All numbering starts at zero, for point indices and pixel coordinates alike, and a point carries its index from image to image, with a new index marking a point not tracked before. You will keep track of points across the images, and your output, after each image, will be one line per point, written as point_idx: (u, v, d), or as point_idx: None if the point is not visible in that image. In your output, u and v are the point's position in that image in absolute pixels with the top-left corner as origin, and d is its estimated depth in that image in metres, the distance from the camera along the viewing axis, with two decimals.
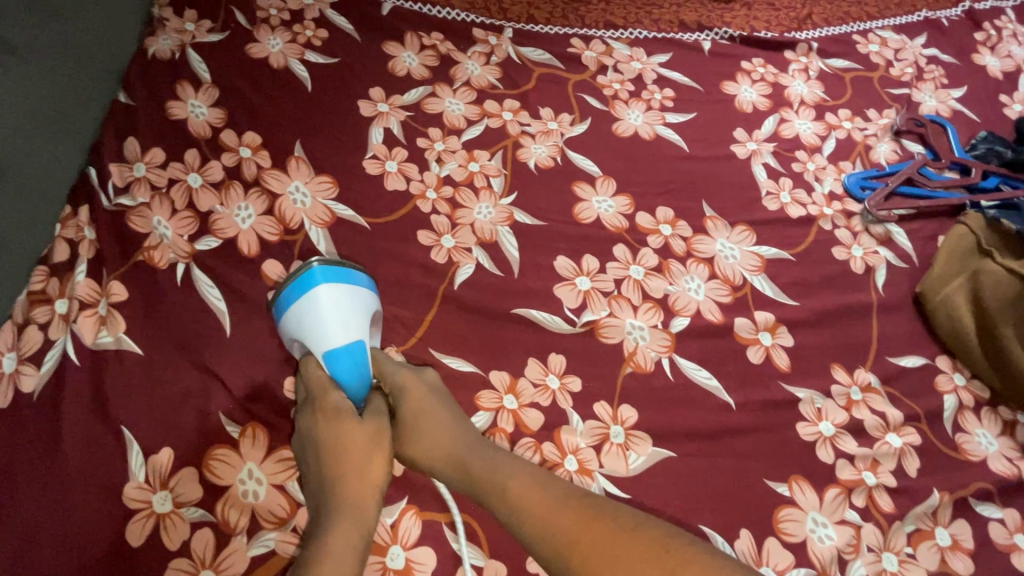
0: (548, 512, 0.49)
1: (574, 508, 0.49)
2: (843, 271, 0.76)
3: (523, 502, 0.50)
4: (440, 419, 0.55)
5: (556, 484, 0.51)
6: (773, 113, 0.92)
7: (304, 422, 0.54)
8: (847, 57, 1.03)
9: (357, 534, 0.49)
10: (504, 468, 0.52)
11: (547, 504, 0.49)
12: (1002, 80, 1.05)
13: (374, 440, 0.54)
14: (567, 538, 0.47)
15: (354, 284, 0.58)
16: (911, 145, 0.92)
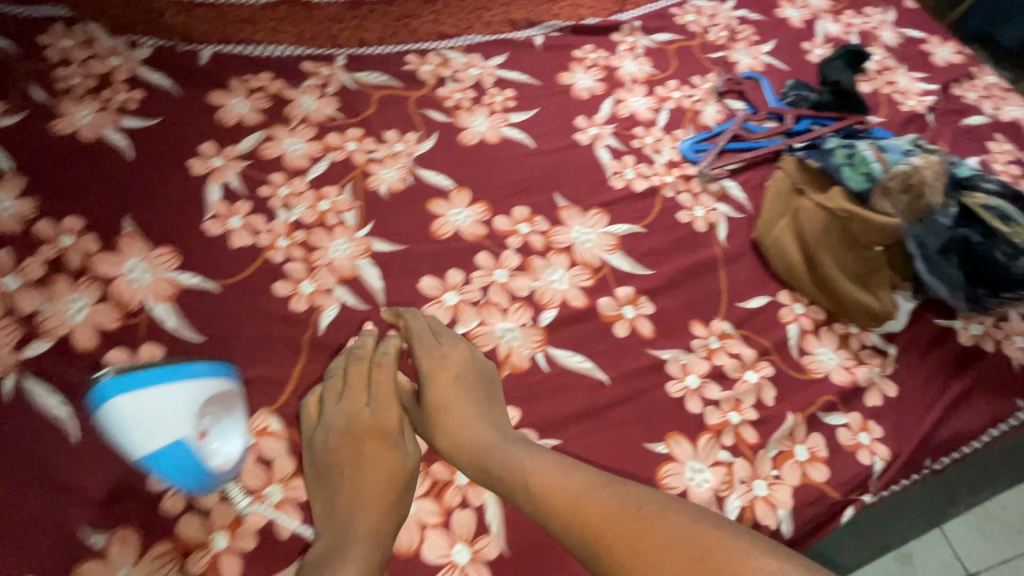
0: (579, 506, 0.49)
1: (608, 499, 0.49)
2: (688, 233, 0.82)
3: (544, 494, 0.51)
4: (461, 412, 0.60)
5: (583, 478, 0.51)
6: (609, 95, 0.98)
7: (331, 426, 0.59)
8: (669, 30, 1.10)
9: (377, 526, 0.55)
10: (526, 457, 0.54)
11: (574, 496, 0.50)
12: (803, 28, 1.17)
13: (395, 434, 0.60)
14: (593, 525, 0.47)
15: (151, 381, 0.53)
16: (734, 103, 1.01)
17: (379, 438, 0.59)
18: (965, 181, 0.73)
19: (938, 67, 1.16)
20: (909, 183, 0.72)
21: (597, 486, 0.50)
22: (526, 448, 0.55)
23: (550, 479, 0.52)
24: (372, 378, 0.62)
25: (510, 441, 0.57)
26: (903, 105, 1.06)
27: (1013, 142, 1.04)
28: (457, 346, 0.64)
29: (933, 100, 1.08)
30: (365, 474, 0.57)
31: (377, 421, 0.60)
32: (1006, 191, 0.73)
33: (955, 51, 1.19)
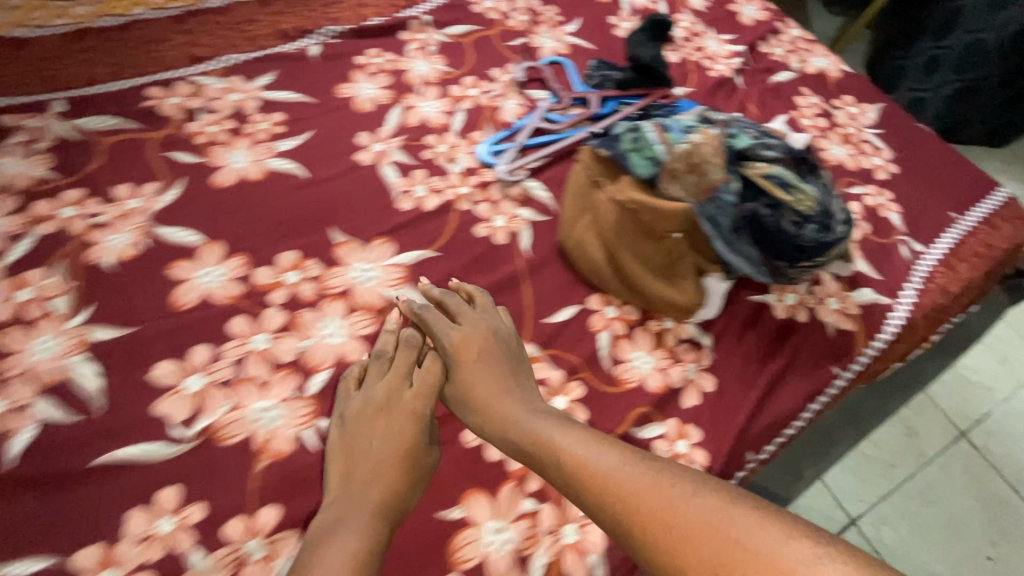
0: (607, 484, 0.48)
1: (640, 475, 0.47)
2: (486, 249, 0.75)
3: (574, 472, 0.50)
4: (489, 389, 0.59)
5: (619, 456, 0.50)
6: (396, 103, 0.88)
7: (354, 411, 0.58)
8: (464, 21, 1.02)
9: (378, 515, 0.52)
10: (558, 434, 0.54)
11: (603, 471, 0.49)
12: (609, 2, 1.11)
13: (410, 420, 0.58)
14: (624, 498, 0.46)
15: None
16: (536, 92, 0.93)
17: (391, 424, 0.58)
18: (747, 150, 0.69)
19: (745, 26, 1.14)
20: (691, 161, 0.68)
21: (629, 460, 0.49)
22: (557, 425, 0.55)
23: (580, 454, 0.51)
24: (397, 356, 0.63)
25: (538, 417, 0.56)
26: (712, 71, 1.03)
27: (818, 95, 1.04)
28: (488, 321, 0.65)
29: (740, 62, 1.06)
30: (374, 460, 0.56)
31: (395, 407, 0.59)
32: (787, 155, 0.70)
33: (760, 8, 1.19)
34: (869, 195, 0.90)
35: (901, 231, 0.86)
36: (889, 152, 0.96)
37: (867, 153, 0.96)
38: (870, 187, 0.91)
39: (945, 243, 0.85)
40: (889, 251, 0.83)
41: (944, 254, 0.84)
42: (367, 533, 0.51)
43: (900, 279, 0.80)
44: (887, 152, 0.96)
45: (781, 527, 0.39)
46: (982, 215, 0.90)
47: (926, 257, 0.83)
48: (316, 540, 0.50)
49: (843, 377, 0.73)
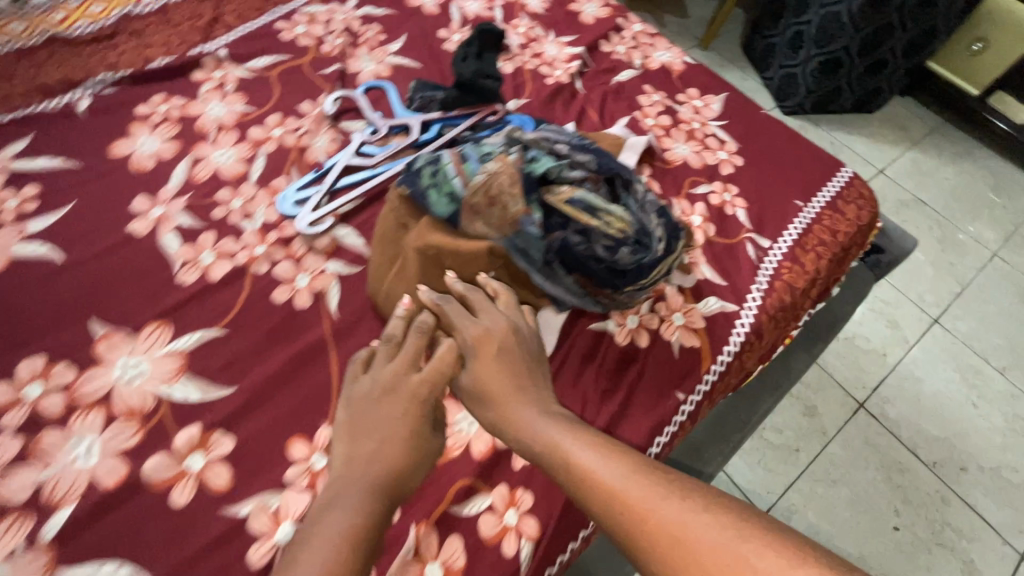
0: (613, 491, 0.46)
1: (654, 489, 0.45)
2: (286, 317, 0.66)
3: (580, 483, 0.48)
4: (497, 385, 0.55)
5: (628, 464, 0.48)
6: (184, 156, 0.77)
7: (359, 402, 0.55)
8: (271, 51, 0.92)
9: (367, 504, 0.48)
10: (569, 439, 0.51)
11: (612, 483, 0.46)
12: (438, 14, 1.04)
13: (405, 415, 0.54)
14: (634, 509, 0.44)
15: None
16: (352, 125, 0.84)
17: (396, 414, 0.54)
18: (551, 174, 0.63)
19: (586, 25, 1.09)
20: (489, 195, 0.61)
21: (639, 473, 0.47)
22: (568, 431, 0.52)
23: (588, 462, 0.48)
24: (407, 341, 0.59)
25: (548, 421, 0.53)
26: (549, 78, 0.97)
27: (662, 91, 1.00)
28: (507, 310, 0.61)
29: (580, 64, 1.00)
30: (376, 449, 0.52)
31: (403, 394, 0.55)
32: (594, 176, 0.65)
33: (602, 4, 1.14)
34: (714, 193, 0.86)
35: (748, 228, 0.83)
36: (733, 144, 0.93)
37: (712, 149, 0.92)
38: (715, 184, 0.87)
39: (791, 234, 0.83)
40: (735, 252, 0.80)
41: (790, 247, 0.81)
42: (359, 522, 0.47)
43: (747, 282, 0.76)
44: (731, 143, 0.93)
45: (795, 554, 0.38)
46: (827, 199, 0.88)
47: (772, 254, 0.80)
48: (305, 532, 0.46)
49: (692, 401, 0.69)
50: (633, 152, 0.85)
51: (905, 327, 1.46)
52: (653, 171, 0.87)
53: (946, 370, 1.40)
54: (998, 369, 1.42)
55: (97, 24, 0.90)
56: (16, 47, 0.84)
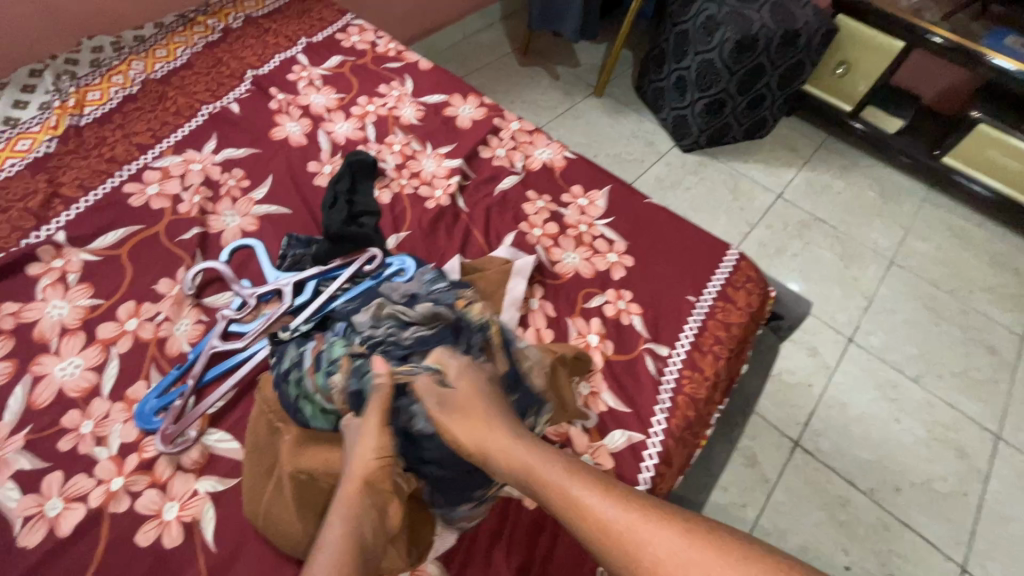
0: (628, 542, 0.44)
1: (656, 528, 0.44)
2: (153, 563, 0.59)
3: (578, 519, 0.46)
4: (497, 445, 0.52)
5: (643, 509, 0.46)
6: (20, 377, 0.69)
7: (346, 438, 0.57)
8: (120, 223, 0.84)
9: (347, 528, 0.50)
10: (574, 484, 0.48)
11: (618, 524, 0.45)
12: (306, 144, 1.00)
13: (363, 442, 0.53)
14: (642, 554, 0.43)
15: None
16: (217, 299, 0.79)
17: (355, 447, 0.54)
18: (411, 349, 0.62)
19: (463, 131, 1.08)
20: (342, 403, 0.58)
21: (647, 518, 0.45)
22: (571, 476, 0.49)
23: (592, 503, 0.47)
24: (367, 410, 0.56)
25: (546, 459, 0.50)
26: (429, 201, 0.95)
27: (546, 193, 0.99)
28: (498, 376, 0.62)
29: (460, 179, 0.99)
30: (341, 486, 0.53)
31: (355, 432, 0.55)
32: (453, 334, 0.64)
33: (478, 103, 1.13)
34: (609, 303, 0.85)
35: (645, 337, 0.82)
36: (622, 242, 0.93)
37: (601, 252, 0.92)
38: (608, 293, 0.86)
39: (688, 337, 0.83)
40: (637, 369, 0.79)
41: (688, 352, 0.81)
42: (341, 546, 0.48)
43: (650, 404, 0.76)
44: (620, 243, 0.93)
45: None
46: (718, 289, 0.89)
47: (671, 363, 0.80)
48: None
49: None
50: (521, 278, 0.83)
51: (825, 352, 1.52)
52: (544, 290, 0.86)
53: (868, 389, 1.46)
54: (913, 378, 1.50)
55: None
56: None
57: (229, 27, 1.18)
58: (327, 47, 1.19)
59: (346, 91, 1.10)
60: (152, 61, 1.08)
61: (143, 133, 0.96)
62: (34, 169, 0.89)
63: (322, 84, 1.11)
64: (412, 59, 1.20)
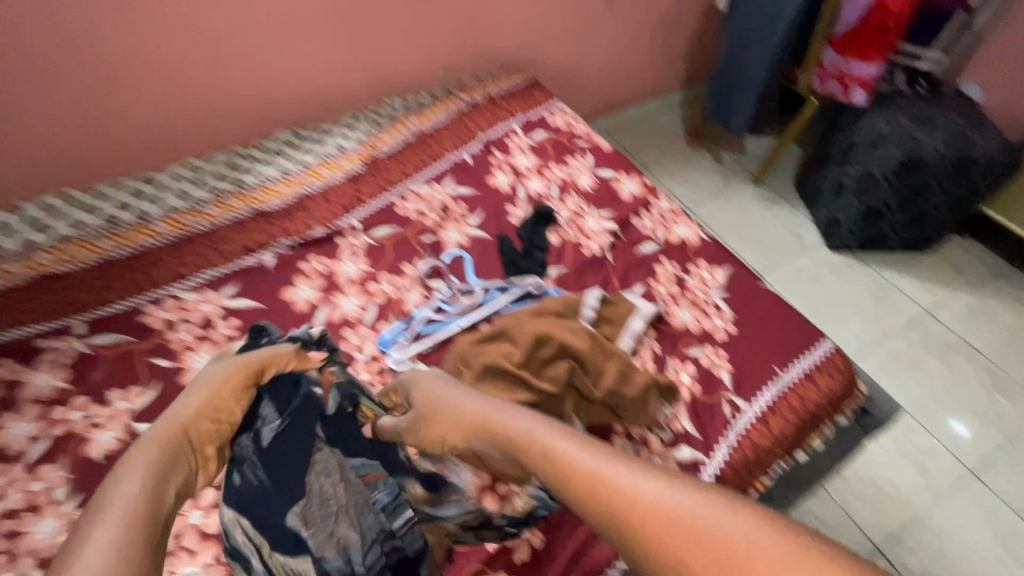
0: (614, 500, 0.60)
1: (662, 498, 0.58)
2: None
3: (592, 498, 0.62)
4: (541, 459, 0.70)
5: (641, 480, 0.61)
6: (324, 302, 1.15)
7: (141, 449, 0.72)
8: (389, 223, 1.32)
9: (147, 485, 0.67)
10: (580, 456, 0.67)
11: (620, 490, 0.61)
12: (508, 192, 1.41)
13: (172, 439, 0.74)
14: (625, 511, 0.59)
15: None
16: (435, 284, 1.20)
17: (166, 438, 0.74)
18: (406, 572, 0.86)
19: (622, 201, 1.40)
20: (149, 447, 0.73)
21: (656, 489, 0.60)
22: (579, 447, 0.68)
23: (583, 463, 0.66)
24: (164, 430, 0.75)
25: (547, 429, 0.73)
26: (585, 249, 1.28)
27: (677, 261, 1.26)
28: (461, 409, 0.83)
29: (611, 238, 1.30)
30: (123, 483, 0.66)
31: (144, 448, 0.73)
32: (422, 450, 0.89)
33: (639, 182, 1.45)
34: (705, 355, 1.09)
35: (728, 389, 1.03)
36: (729, 312, 1.16)
37: (710, 316, 1.16)
38: (706, 347, 1.10)
39: (765, 398, 1.02)
40: (715, 410, 1.01)
41: (761, 410, 1.01)
42: (121, 536, 0.59)
43: (716, 437, 0.97)
44: (727, 312, 1.16)
45: (756, 537, 0.53)
46: (804, 369, 1.06)
47: (744, 414, 1.00)
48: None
49: None
50: (640, 319, 1.11)
51: (937, 476, 1.49)
52: (655, 333, 1.12)
53: (978, 528, 1.41)
54: None
55: (283, 201, 1.36)
56: (235, 217, 1.32)
57: (474, 101, 1.67)
58: (537, 123, 1.62)
59: (543, 159, 1.51)
60: (422, 119, 1.60)
61: (410, 169, 1.46)
62: (348, 180, 1.42)
63: (528, 151, 1.53)
64: (596, 141, 1.58)
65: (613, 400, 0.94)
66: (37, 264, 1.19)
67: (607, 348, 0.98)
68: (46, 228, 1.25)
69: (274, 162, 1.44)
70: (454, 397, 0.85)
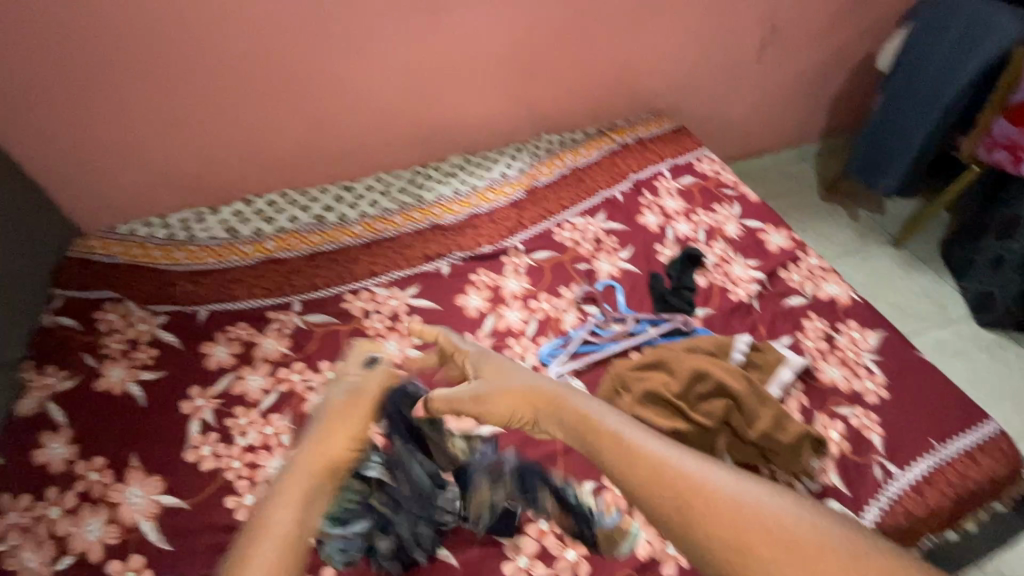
0: (699, 501, 0.62)
1: (751, 513, 0.59)
2: None
3: (676, 497, 0.63)
4: (601, 437, 0.71)
5: (729, 492, 0.62)
6: (492, 312, 1.31)
7: (307, 456, 0.74)
8: (548, 248, 1.46)
9: (300, 509, 0.68)
10: (658, 455, 0.67)
11: (709, 499, 0.61)
12: (657, 232, 1.50)
13: (325, 460, 0.73)
14: (711, 517, 0.60)
15: None
16: (589, 308, 1.32)
17: (321, 456, 0.74)
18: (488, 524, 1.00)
19: (770, 253, 1.44)
20: (312, 460, 0.73)
21: (739, 502, 0.61)
22: (652, 446, 0.68)
23: (666, 463, 0.66)
24: (330, 442, 0.75)
25: (618, 424, 0.72)
26: (732, 294, 1.34)
27: (826, 318, 1.28)
28: (519, 383, 0.81)
29: (758, 287, 1.35)
30: (287, 497, 0.69)
31: (310, 456, 0.74)
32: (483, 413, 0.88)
33: (787, 236, 1.49)
34: (855, 416, 1.10)
35: (879, 452, 1.05)
36: (882, 376, 1.17)
37: (860, 376, 1.17)
38: (857, 408, 1.12)
39: (920, 468, 1.03)
40: (866, 471, 1.03)
41: (916, 479, 1.02)
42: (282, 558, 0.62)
43: (867, 496, 1.00)
44: (880, 376, 1.17)
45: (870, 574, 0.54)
46: (966, 445, 1.05)
47: (897, 480, 1.02)
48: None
49: None
50: (790, 369, 1.15)
51: None
52: (803, 386, 1.15)
53: None
54: None
55: (456, 217, 1.56)
56: (416, 227, 1.53)
57: (625, 142, 1.79)
58: (684, 168, 1.70)
59: (691, 203, 1.58)
60: (576, 155, 1.74)
61: (565, 200, 1.60)
62: (512, 206, 1.59)
63: (676, 195, 1.61)
64: (743, 191, 1.63)
65: (768, 443, 0.99)
66: (264, 249, 1.45)
67: (761, 394, 1.05)
68: (272, 218, 1.52)
69: (448, 182, 1.65)
70: (506, 369, 0.84)
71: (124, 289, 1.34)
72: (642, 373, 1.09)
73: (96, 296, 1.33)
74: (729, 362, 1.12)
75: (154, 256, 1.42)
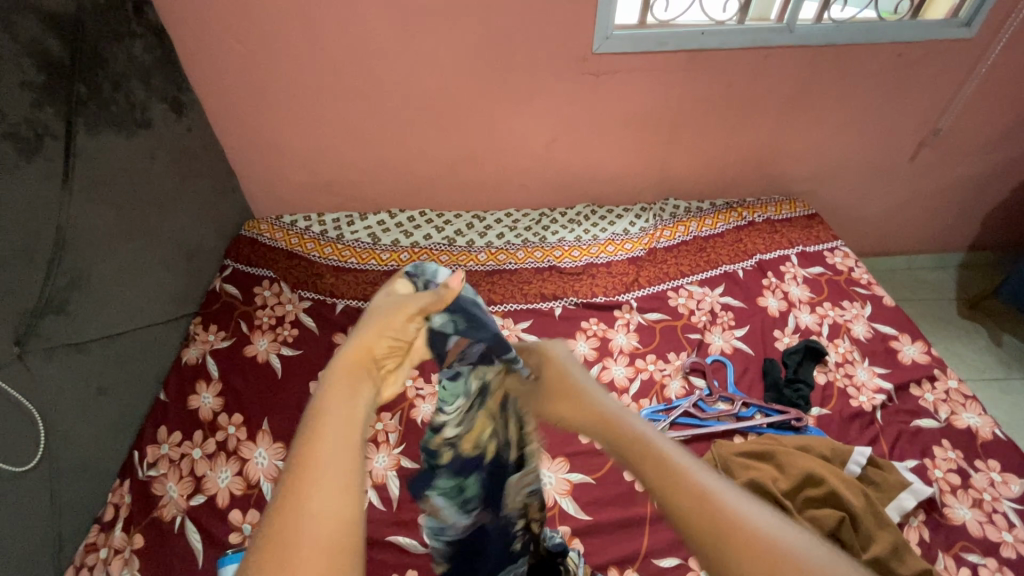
0: (752, 551, 0.54)
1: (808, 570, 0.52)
2: (628, 490, 1.11)
3: (721, 540, 0.55)
4: (651, 463, 0.64)
5: (786, 543, 0.54)
6: (598, 362, 1.35)
7: (337, 375, 0.66)
8: (660, 310, 1.48)
9: (350, 432, 0.59)
10: (704, 486, 0.60)
11: (759, 542, 0.54)
12: (777, 317, 1.47)
13: (358, 377, 0.66)
14: (763, 569, 0.52)
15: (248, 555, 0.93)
16: (696, 380, 1.32)
17: (350, 375, 0.66)
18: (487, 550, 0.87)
19: (902, 365, 1.35)
20: (345, 379, 0.65)
21: (798, 559, 0.53)
22: (702, 475, 0.62)
23: (714, 498, 0.59)
24: (357, 359, 0.68)
25: (671, 444, 0.67)
26: (853, 399, 1.28)
27: (961, 451, 1.17)
28: (589, 397, 0.77)
29: (884, 398, 1.27)
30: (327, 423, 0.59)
31: (340, 374, 0.65)
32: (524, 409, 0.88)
33: (923, 349, 1.39)
34: (985, 567, 1.00)
35: None
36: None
37: (997, 524, 1.06)
38: (988, 560, 1.01)
39: None
40: None
41: None
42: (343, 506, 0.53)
43: None
44: (1021, 530, 1.05)
45: None
46: None
47: None
48: (292, 517, 0.51)
49: None
50: (913, 496, 1.05)
51: None
52: (926, 517, 1.06)
53: None
54: None
55: (575, 262, 1.61)
56: (536, 265, 1.59)
57: (755, 219, 1.76)
58: (815, 257, 1.65)
59: (818, 294, 1.53)
60: (702, 224, 1.73)
61: (686, 265, 1.60)
62: (630, 261, 1.61)
63: (802, 283, 1.56)
64: (877, 293, 1.54)
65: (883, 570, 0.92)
66: (398, 258, 1.58)
67: (879, 514, 0.99)
68: (409, 233, 1.66)
69: (572, 229, 1.72)
70: (581, 387, 0.79)
71: (281, 272, 1.52)
72: (749, 461, 1.07)
73: (257, 273, 1.52)
74: (844, 472, 1.06)
75: (308, 247, 1.59)
